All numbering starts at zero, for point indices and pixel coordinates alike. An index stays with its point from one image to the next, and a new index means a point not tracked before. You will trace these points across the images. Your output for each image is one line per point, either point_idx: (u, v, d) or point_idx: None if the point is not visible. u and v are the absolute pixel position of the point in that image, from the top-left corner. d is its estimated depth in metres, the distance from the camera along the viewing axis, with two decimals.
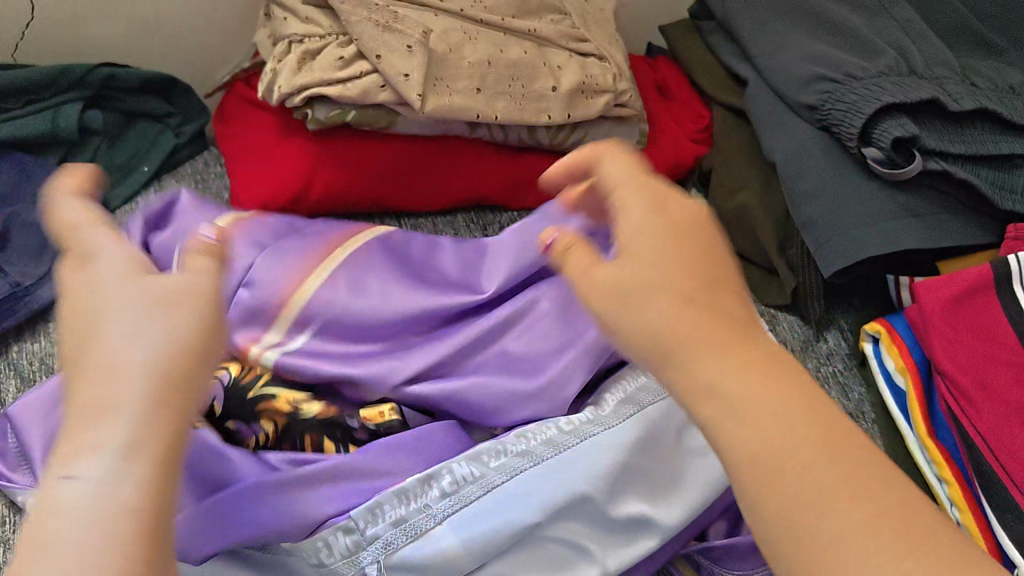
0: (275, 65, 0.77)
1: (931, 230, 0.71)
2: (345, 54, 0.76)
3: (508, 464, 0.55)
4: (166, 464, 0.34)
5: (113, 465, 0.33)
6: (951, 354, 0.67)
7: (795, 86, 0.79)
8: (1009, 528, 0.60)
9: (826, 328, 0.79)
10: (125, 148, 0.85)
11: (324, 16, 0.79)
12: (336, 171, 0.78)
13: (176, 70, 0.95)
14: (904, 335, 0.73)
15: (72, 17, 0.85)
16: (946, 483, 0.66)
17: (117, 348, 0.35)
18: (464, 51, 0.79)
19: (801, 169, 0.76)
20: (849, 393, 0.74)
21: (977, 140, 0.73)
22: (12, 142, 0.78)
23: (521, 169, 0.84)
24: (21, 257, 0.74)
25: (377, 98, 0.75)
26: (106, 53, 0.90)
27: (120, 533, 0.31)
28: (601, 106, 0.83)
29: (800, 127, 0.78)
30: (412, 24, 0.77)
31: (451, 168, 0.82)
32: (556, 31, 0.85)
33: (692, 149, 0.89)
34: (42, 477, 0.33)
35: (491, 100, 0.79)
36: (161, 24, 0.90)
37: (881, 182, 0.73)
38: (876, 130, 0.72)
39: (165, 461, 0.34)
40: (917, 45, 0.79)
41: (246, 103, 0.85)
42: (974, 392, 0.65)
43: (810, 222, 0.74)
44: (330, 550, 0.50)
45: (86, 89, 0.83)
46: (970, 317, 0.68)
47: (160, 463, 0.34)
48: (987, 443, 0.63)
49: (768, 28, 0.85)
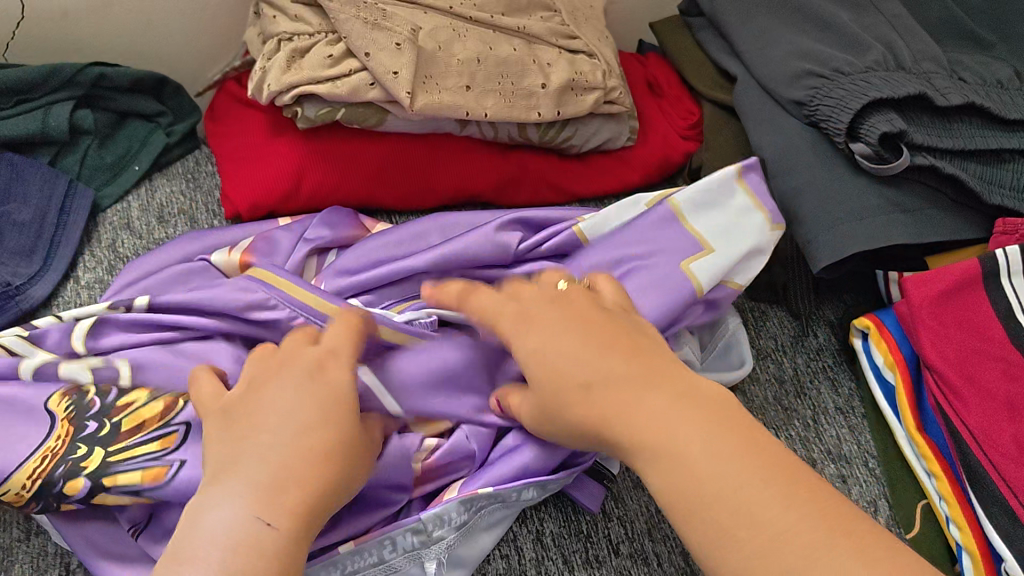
0: (263, 64, 0.77)
1: (919, 225, 0.72)
2: (334, 52, 0.76)
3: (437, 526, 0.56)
4: (297, 516, 0.46)
5: (249, 502, 0.46)
6: (939, 348, 0.67)
7: (784, 81, 0.79)
8: (997, 524, 0.60)
9: (815, 323, 0.79)
10: (116, 148, 0.85)
11: (313, 14, 0.79)
12: (325, 169, 0.79)
13: (167, 68, 0.95)
14: (892, 329, 0.72)
15: (60, 15, 0.85)
16: (934, 477, 0.66)
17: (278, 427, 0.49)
18: (453, 49, 0.79)
19: (791, 165, 0.76)
20: (839, 388, 0.75)
21: (964, 134, 0.73)
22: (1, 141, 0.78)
23: (512, 165, 0.84)
24: (11, 257, 0.74)
25: (366, 96, 0.75)
26: (97, 53, 0.90)
27: (262, 556, 0.44)
28: (591, 103, 0.83)
29: (789, 123, 0.79)
30: (401, 22, 0.77)
31: (441, 165, 0.82)
32: (546, 29, 0.85)
33: (681, 145, 0.89)
34: (202, 498, 0.46)
35: (480, 97, 0.79)
36: (148, 21, 0.89)
37: (869, 177, 0.73)
38: (865, 125, 0.72)
39: (297, 513, 0.47)
40: (905, 40, 0.79)
41: (235, 101, 0.86)
42: (960, 386, 0.65)
43: (800, 218, 0.74)
44: (393, 546, 0.56)
45: (77, 89, 0.83)
46: (956, 312, 0.69)
47: (294, 511, 0.46)
48: (974, 436, 0.63)
49: (756, 23, 0.86)
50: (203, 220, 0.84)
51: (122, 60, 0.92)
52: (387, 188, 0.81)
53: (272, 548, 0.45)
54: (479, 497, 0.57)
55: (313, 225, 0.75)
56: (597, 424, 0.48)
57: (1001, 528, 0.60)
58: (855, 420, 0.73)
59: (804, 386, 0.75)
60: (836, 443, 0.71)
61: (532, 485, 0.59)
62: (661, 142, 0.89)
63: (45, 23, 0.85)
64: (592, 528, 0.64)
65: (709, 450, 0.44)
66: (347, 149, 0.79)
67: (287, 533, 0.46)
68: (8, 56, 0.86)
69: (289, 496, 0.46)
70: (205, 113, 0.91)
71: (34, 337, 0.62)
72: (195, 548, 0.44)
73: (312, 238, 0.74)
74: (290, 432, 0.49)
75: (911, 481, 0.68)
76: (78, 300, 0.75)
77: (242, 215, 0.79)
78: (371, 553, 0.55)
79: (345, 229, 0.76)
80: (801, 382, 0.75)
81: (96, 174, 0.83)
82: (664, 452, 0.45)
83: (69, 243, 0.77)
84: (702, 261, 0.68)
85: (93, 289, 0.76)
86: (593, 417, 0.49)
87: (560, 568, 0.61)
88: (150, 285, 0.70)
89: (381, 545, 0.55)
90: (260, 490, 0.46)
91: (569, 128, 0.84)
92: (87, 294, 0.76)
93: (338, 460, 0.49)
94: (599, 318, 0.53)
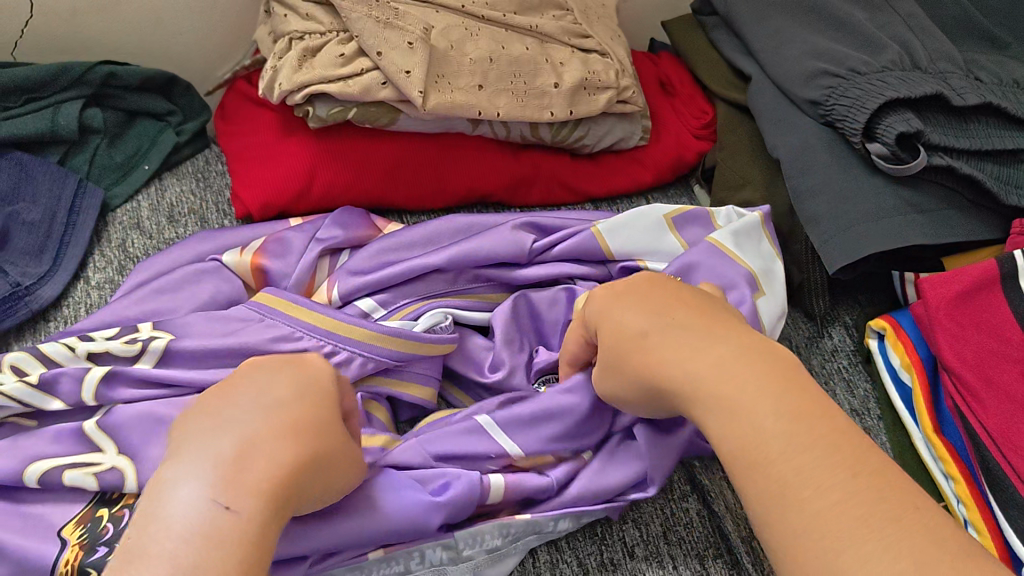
0: (275, 63, 0.77)
1: (936, 226, 0.71)
2: (346, 52, 0.76)
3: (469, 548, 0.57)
4: (262, 495, 0.43)
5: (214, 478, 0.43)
6: (956, 350, 0.67)
7: (798, 81, 0.79)
8: (1016, 527, 0.60)
9: (830, 324, 0.79)
10: (126, 147, 0.85)
11: (325, 13, 0.78)
12: (337, 169, 0.78)
13: (177, 67, 0.94)
14: (910, 331, 0.72)
15: (69, 14, 0.85)
16: (952, 479, 0.65)
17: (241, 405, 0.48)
18: (465, 48, 0.79)
19: (806, 165, 0.76)
20: (854, 389, 0.75)
21: (981, 135, 0.73)
22: (10, 140, 0.77)
23: (524, 165, 0.84)
24: (21, 258, 0.73)
25: (378, 96, 0.75)
26: (107, 52, 0.90)
27: (220, 538, 0.41)
28: (604, 102, 0.83)
29: (805, 123, 0.78)
30: (413, 20, 0.77)
31: (453, 165, 0.81)
32: (558, 27, 0.84)
33: (694, 145, 0.89)
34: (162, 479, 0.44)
35: (492, 97, 0.78)
36: (158, 19, 0.89)
37: (886, 177, 0.73)
38: (881, 125, 0.72)
39: (262, 493, 0.43)
40: (921, 40, 0.79)
41: (246, 100, 0.85)
42: (978, 388, 0.65)
43: (815, 218, 0.73)
44: (419, 558, 0.56)
45: (86, 88, 0.83)
46: (973, 313, 0.68)
47: (258, 490, 0.43)
48: (993, 438, 0.63)
49: (770, 22, 0.85)
50: (213, 219, 0.83)
51: (132, 59, 0.92)
52: (399, 188, 0.80)
53: (236, 533, 0.41)
54: (516, 525, 0.58)
55: (325, 226, 0.74)
56: (664, 371, 0.49)
57: (1021, 530, 0.60)
58: (871, 422, 0.72)
59: (819, 387, 0.75)
60: None
61: (570, 514, 0.59)
62: (674, 142, 0.89)
63: (54, 21, 0.84)
64: (608, 531, 0.63)
65: (768, 407, 0.44)
66: (359, 148, 0.79)
67: (249, 512, 0.42)
68: (17, 54, 0.86)
69: (255, 475, 0.44)
70: (215, 113, 0.91)
71: (44, 383, 0.60)
72: (157, 526, 0.41)
73: (324, 239, 0.73)
74: (255, 408, 0.48)
75: (929, 483, 0.68)
76: (87, 300, 0.74)
77: (253, 216, 0.79)
78: (398, 562, 0.56)
79: (357, 229, 0.75)
80: (817, 383, 0.75)
81: (106, 174, 0.83)
82: (721, 401, 0.45)
83: (78, 244, 0.77)
84: (766, 302, 0.67)
85: (103, 289, 0.76)
86: (648, 365, 0.50)
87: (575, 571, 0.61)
88: (161, 286, 0.70)
89: (409, 555, 0.56)
90: (229, 466, 0.44)
91: (581, 127, 0.84)
92: (97, 294, 0.75)
93: (313, 447, 0.47)
94: (659, 293, 0.54)
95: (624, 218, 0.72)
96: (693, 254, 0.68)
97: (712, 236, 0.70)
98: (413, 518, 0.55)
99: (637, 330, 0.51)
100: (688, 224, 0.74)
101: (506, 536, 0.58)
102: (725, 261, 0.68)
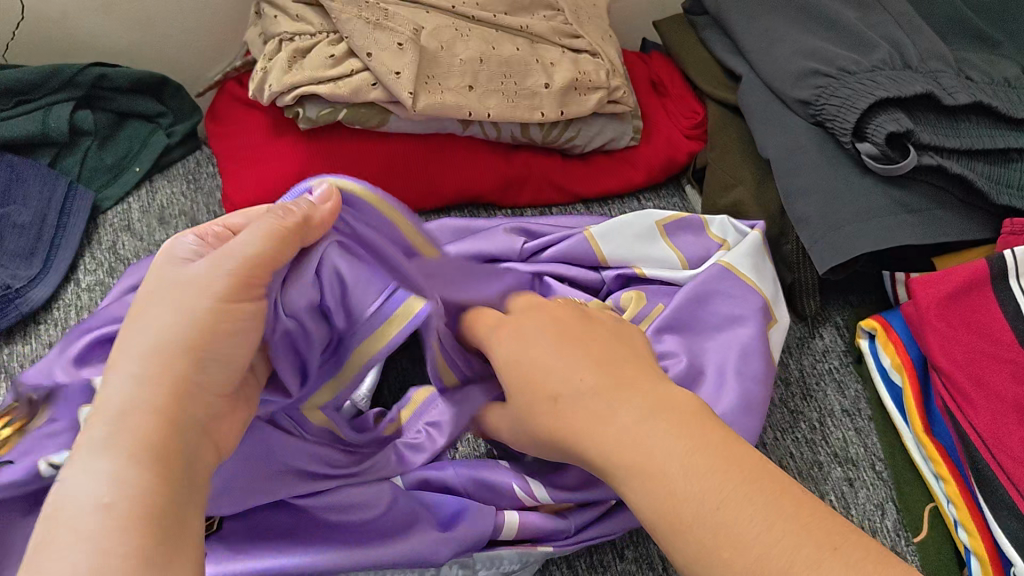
0: (265, 64, 0.77)
1: (926, 225, 0.71)
2: (336, 53, 0.75)
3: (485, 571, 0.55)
4: (170, 470, 0.38)
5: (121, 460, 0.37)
6: (946, 349, 0.67)
7: (788, 81, 0.79)
8: (1004, 526, 0.60)
9: (820, 324, 0.79)
10: (117, 148, 0.85)
11: (315, 14, 0.78)
12: (328, 171, 0.78)
13: (168, 69, 0.94)
14: (900, 331, 0.72)
15: (60, 17, 0.85)
16: (942, 480, 0.65)
17: (140, 335, 0.43)
18: (455, 49, 0.78)
19: (796, 165, 0.76)
20: (845, 389, 0.74)
21: (971, 134, 0.72)
22: (0, 142, 0.77)
23: (515, 166, 0.83)
24: (11, 260, 0.73)
25: (368, 97, 0.75)
26: (99, 54, 0.90)
27: (112, 526, 0.35)
28: (595, 102, 0.83)
29: (795, 122, 0.78)
30: (403, 21, 0.77)
31: (444, 166, 0.81)
32: (549, 28, 0.84)
33: (686, 145, 0.88)
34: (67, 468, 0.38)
35: (483, 97, 0.78)
36: (149, 21, 0.89)
37: (876, 177, 0.72)
38: (871, 125, 0.72)
39: (167, 465, 0.38)
40: (912, 39, 0.78)
41: (237, 102, 0.85)
42: (968, 390, 0.65)
43: (804, 219, 0.73)
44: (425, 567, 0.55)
45: (77, 89, 0.83)
46: (963, 312, 0.68)
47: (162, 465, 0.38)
48: (983, 439, 0.63)
49: (762, 22, 0.85)
50: (204, 221, 0.83)
51: (123, 60, 0.92)
52: (391, 189, 0.80)
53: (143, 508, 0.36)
54: (537, 554, 0.56)
55: None
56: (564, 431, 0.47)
57: (1010, 530, 0.59)
58: (861, 423, 0.72)
59: (810, 387, 0.75)
60: (842, 445, 0.71)
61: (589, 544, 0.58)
62: (665, 142, 0.88)
63: (45, 24, 0.84)
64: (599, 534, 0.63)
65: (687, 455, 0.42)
66: (348, 150, 0.79)
67: (153, 487, 0.37)
68: (8, 56, 0.86)
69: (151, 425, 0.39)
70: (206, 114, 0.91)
71: None
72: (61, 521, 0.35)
73: None
74: (148, 337, 0.42)
75: (919, 483, 0.68)
76: (79, 303, 0.74)
77: None
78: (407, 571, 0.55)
79: None
80: (808, 383, 0.75)
81: (97, 175, 0.82)
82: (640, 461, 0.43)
83: (69, 246, 0.77)
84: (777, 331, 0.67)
85: (94, 291, 0.75)
86: (556, 428, 0.48)
87: (564, 571, 0.61)
88: None
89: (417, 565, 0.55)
90: (128, 424, 0.38)
91: (572, 128, 0.84)
92: (88, 296, 0.75)
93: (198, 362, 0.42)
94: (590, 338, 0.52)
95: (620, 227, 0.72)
96: (705, 281, 0.68)
97: (724, 258, 0.69)
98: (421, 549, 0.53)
99: (557, 376, 0.50)
100: (680, 232, 0.74)
101: (524, 562, 0.56)
102: (743, 286, 0.67)
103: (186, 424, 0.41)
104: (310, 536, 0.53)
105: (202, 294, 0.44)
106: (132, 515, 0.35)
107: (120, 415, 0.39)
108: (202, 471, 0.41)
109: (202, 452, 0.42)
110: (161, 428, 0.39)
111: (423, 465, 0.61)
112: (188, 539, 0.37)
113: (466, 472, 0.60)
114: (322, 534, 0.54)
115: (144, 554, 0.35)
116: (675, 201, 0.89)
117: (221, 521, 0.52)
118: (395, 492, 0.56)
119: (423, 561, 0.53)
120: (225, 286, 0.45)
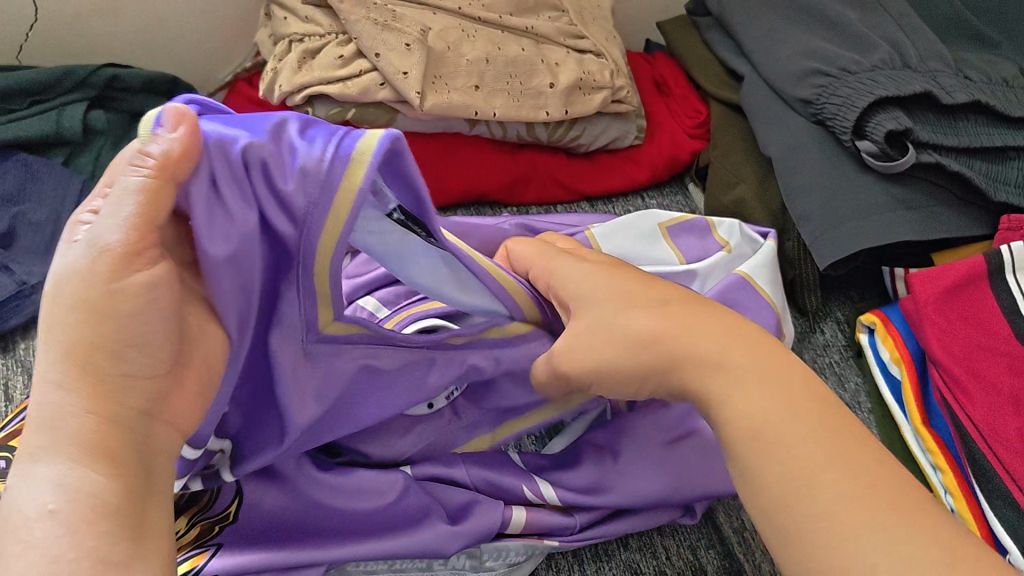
0: (275, 65, 0.78)
1: (925, 222, 0.72)
2: (344, 54, 0.77)
3: (492, 559, 0.57)
4: (120, 466, 0.34)
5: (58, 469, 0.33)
6: (944, 343, 0.68)
7: (789, 81, 0.80)
8: (998, 513, 0.61)
9: (821, 319, 0.80)
10: (129, 148, 0.86)
11: (324, 15, 0.80)
12: None
13: (179, 71, 0.96)
14: (899, 326, 0.73)
15: (73, 19, 0.86)
16: (940, 471, 0.66)
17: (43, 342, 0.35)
18: (461, 50, 0.80)
19: (797, 163, 0.77)
20: (845, 383, 0.76)
21: (969, 132, 0.74)
22: (15, 142, 0.79)
23: (520, 165, 0.85)
24: (26, 256, 0.74)
25: (377, 96, 0.76)
26: (111, 57, 0.91)
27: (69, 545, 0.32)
28: (599, 102, 0.84)
29: (796, 121, 0.79)
30: (410, 22, 0.78)
31: (451, 165, 0.82)
32: (554, 29, 0.86)
33: (689, 144, 0.89)
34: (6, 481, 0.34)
35: (489, 97, 0.80)
36: (160, 24, 0.90)
37: (876, 175, 0.74)
38: (870, 123, 0.73)
39: (118, 464, 0.34)
40: (911, 39, 0.80)
41: (248, 102, 0.86)
42: (965, 382, 0.66)
43: (805, 215, 0.75)
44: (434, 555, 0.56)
45: (90, 90, 0.84)
46: (961, 308, 0.69)
47: (112, 465, 0.34)
48: (979, 430, 0.64)
49: (763, 23, 0.86)
50: None
51: (135, 63, 0.93)
52: None
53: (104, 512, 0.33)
54: (542, 547, 0.58)
55: None
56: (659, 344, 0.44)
57: (1003, 517, 0.61)
58: (861, 416, 0.74)
59: None
60: None
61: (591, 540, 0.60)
62: (668, 141, 0.90)
63: (58, 26, 0.86)
64: None
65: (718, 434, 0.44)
66: None
67: (93, 497, 0.33)
68: (23, 58, 0.87)
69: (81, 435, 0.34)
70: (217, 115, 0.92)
71: None
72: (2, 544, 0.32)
73: None
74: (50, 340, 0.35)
75: (918, 476, 0.69)
76: None
77: None
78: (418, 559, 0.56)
79: None
80: None
81: (109, 174, 0.84)
82: None
83: None
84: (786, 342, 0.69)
85: None
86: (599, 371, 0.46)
87: (570, 561, 0.62)
88: None
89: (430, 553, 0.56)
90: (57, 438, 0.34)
91: (576, 127, 0.85)
92: None
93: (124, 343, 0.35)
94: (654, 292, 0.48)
95: (624, 232, 0.73)
96: (728, 291, 0.68)
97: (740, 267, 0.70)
98: (428, 542, 0.54)
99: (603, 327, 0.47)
100: (683, 233, 0.76)
101: (529, 554, 0.58)
102: (760, 299, 0.68)
103: (116, 414, 0.34)
104: (323, 525, 0.54)
105: (82, 284, 0.34)
106: (88, 521, 0.32)
107: (53, 424, 0.34)
108: (161, 447, 0.37)
109: (156, 434, 0.36)
110: (99, 428, 0.34)
111: (429, 459, 0.59)
112: (152, 532, 0.35)
113: (473, 469, 0.59)
114: (332, 525, 0.54)
115: (97, 561, 0.32)
116: (678, 199, 0.90)
117: (236, 514, 0.52)
118: (406, 482, 0.55)
119: (430, 553, 0.54)
120: (106, 261, 0.34)
